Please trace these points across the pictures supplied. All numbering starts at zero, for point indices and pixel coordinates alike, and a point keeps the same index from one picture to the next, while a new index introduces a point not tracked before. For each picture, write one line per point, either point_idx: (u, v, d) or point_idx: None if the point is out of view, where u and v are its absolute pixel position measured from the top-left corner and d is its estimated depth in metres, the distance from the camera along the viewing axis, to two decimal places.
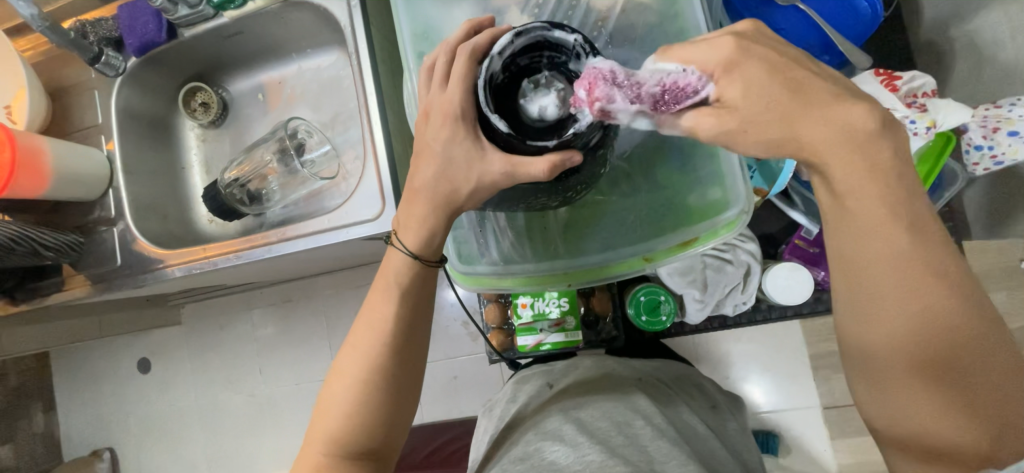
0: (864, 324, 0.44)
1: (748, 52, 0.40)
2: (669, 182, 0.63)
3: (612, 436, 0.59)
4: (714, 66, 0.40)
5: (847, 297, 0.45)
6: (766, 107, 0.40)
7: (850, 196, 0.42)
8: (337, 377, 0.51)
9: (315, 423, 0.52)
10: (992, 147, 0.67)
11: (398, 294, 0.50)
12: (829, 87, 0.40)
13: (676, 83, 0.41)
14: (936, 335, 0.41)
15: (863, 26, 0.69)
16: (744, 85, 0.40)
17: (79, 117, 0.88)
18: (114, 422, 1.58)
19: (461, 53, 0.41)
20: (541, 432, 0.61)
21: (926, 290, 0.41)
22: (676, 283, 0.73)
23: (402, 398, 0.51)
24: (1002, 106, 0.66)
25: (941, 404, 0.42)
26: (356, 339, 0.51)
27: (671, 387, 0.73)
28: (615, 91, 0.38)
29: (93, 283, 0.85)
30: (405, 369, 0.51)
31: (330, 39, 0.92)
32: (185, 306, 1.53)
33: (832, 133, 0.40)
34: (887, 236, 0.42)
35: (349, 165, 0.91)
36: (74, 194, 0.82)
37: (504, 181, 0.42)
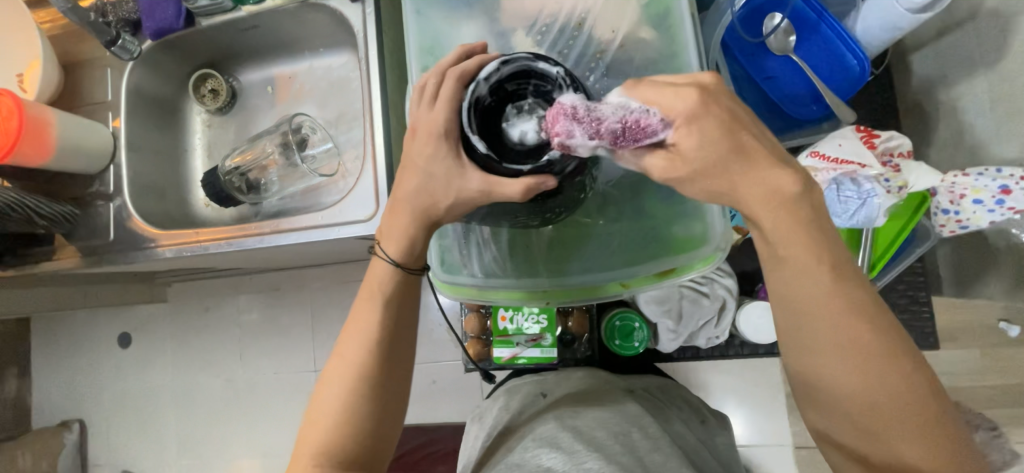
0: (813, 369, 0.47)
1: (708, 107, 0.43)
2: (653, 212, 0.65)
3: (609, 443, 0.60)
4: (676, 115, 0.43)
5: (794, 345, 0.47)
6: (719, 162, 0.43)
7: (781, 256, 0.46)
8: (326, 385, 0.52)
9: (304, 431, 0.53)
10: (958, 212, 0.69)
11: (384, 300, 0.52)
12: (766, 149, 0.44)
13: (639, 121, 0.42)
14: (879, 375, 0.44)
15: (850, 81, 0.71)
16: (699, 137, 0.43)
17: (89, 92, 0.90)
18: (87, 394, 1.57)
19: (450, 76, 0.44)
20: (537, 438, 0.61)
21: (863, 335, 0.44)
22: (651, 311, 0.75)
23: (391, 403, 0.52)
24: (969, 175, 0.68)
25: (900, 434, 0.44)
26: (343, 347, 0.52)
27: (664, 402, 0.76)
28: (576, 125, 0.40)
29: (83, 255, 0.86)
30: (392, 374, 0.52)
31: (342, 41, 0.95)
32: (173, 285, 1.54)
33: (762, 192, 0.44)
34: (820, 290, 0.45)
35: (348, 164, 0.94)
36: (75, 166, 0.83)
37: (487, 201, 0.44)
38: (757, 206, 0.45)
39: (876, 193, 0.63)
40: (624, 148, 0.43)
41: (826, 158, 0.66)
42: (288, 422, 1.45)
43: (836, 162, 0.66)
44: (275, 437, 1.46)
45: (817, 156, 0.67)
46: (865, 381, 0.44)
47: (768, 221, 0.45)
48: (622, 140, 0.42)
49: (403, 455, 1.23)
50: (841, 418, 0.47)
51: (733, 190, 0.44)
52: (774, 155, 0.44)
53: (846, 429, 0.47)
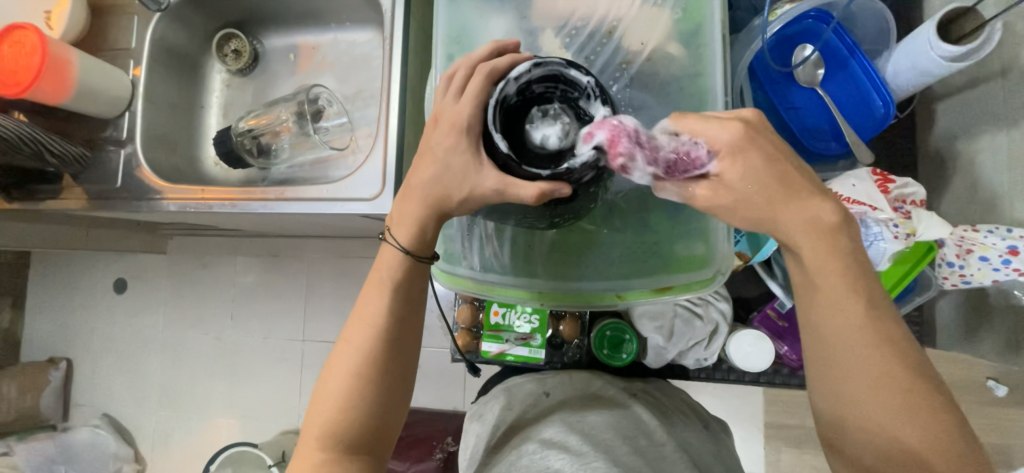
0: (837, 399, 0.47)
1: (752, 139, 0.44)
2: (658, 229, 0.65)
3: (617, 446, 0.62)
4: (721, 146, 0.44)
5: (821, 373, 0.47)
6: (758, 191, 0.44)
7: (813, 275, 0.46)
8: (330, 374, 0.52)
9: (308, 418, 0.53)
10: (962, 267, 0.69)
11: (392, 289, 0.52)
12: (809, 181, 0.45)
13: (690, 153, 0.44)
14: (899, 396, 0.44)
15: (873, 122, 0.71)
16: (739, 169, 0.44)
17: (113, 36, 0.90)
18: (77, 334, 1.59)
19: (480, 71, 0.43)
20: (544, 440, 0.63)
21: (885, 355, 0.45)
22: (644, 326, 0.75)
23: (396, 392, 0.53)
24: (979, 231, 0.68)
25: (912, 455, 0.44)
26: (348, 335, 0.53)
27: (671, 404, 0.76)
28: (635, 148, 0.40)
29: (89, 198, 0.87)
30: (397, 363, 0.52)
31: (370, 18, 0.94)
32: (174, 238, 1.55)
33: (800, 219, 0.45)
34: (847, 310, 0.45)
35: (361, 141, 0.94)
36: (91, 110, 0.84)
37: (493, 198, 0.43)
38: (801, 236, 0.45)
39: (883, 237, 0.63)
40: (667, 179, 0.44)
41: (838, 196, 0.66)
42: (271, 387, 1.46)
43: (847, 202, 0.65)
44: (255, 400, 1.47)
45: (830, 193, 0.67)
46: (892, 415, 0.44)
47: (804, 251, 0.46)
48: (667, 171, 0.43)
49: None
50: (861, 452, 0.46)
51: (772, 216, 0.45)
52: (814, 188, 0.45)
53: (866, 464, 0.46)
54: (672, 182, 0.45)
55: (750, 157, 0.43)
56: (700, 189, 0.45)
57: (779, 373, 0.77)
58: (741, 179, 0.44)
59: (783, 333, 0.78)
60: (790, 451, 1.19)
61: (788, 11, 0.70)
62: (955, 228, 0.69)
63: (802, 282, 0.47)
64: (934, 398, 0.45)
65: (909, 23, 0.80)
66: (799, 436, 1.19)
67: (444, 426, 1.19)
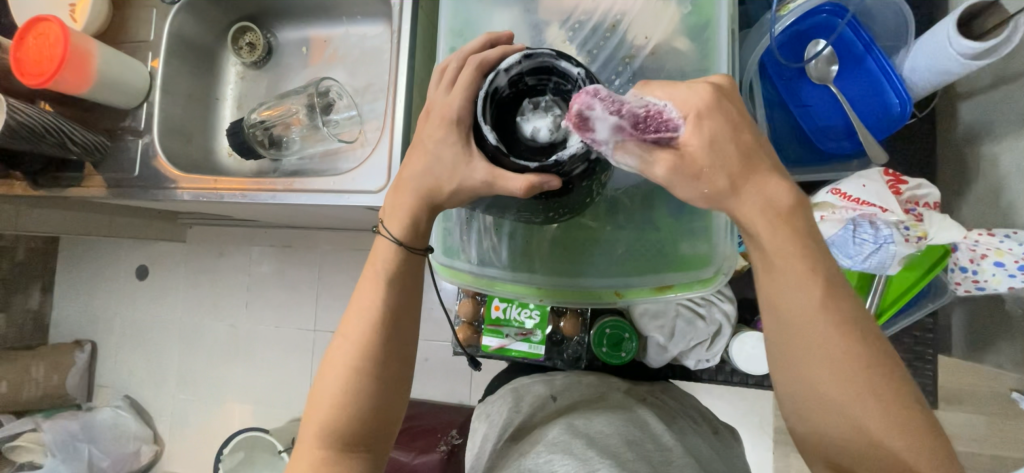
0: (801, 386, 0.45)
1: (716, 105, 0.41)
2: (659, 226, 0.64)
3: (623, 451, 0.60)
4: (689, 110, 0.41)
5: (782, 361, 0.45)
6: (721, 163, 0.41)
7: (772, 260, 0.44)
8: (328, 369, 0.53)
9: (309, 415, 0.54)
10: (976, 272, 0.66)
11: (387, 283, 0.52)
12: (767, 156, 0.43)
13: (659, 112, 0.40)
14: (862, 383, 0.43)
15: (889, 121, 0.68)
16: (705, 138, 0.41)
17: (132, 29, 0.93)
18: (101, 317, 1.65)
19: (471, 64, 0.43)
20: (549, 444, 0.61)
21: (850, 343, 0.43)
22: (644, 324, 0.74)
23: (392, 387, 0.53)
24: (993, 235, 0.63)
25: (875, 444, 0.43)
26: (346, 329, 0.53)
27: (677, 410, 0.76)
28: (597, 99, 0.37)
29: (109, 186, 0.90)
30: (393, 358, 0.53)
31: (379, 12, 0.95)
32: (192, 227, 1.60)
33: (759, 198, 0.43)
34: (807, 296, 0.43)
35: (369, 134, 0.95)
36: (111, 100, 0.86)
37: (485, 190, 0.43)
38: (761, 221, 0.43)
39: (893, 240, 0.61)
40: (637, 141, 0.39)
41: (847, 197, 0.64)
42: (282, 375, 1.50)
43: (856, 203, 0.63)
44: (267, 387, 1.51)
45: (838, 194, 0.64)
46: (857, 398, 0.43)
47: (764, 238, 0.44)
48: (635, 131, 0.39)
49: None
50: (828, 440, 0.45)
51: (734, 198, 0.43)
52: (772, 167, 0.43)
53: (834, 452, 0.45)
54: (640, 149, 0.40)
55: (712, 128, 0.41)
56: (665, 163, 0.41)
57: None
58: (708, 148, 0.41)
59: None
60: (798, 457, 1.17)
61: (801, 5, 0.67)
62: (968, 233, 0.64)
63: (760, 266, 0.45)
64: (898, 386, 0.43)
65: (930, 18, 0.77)
66: None
67: (447, 419, 1.21)
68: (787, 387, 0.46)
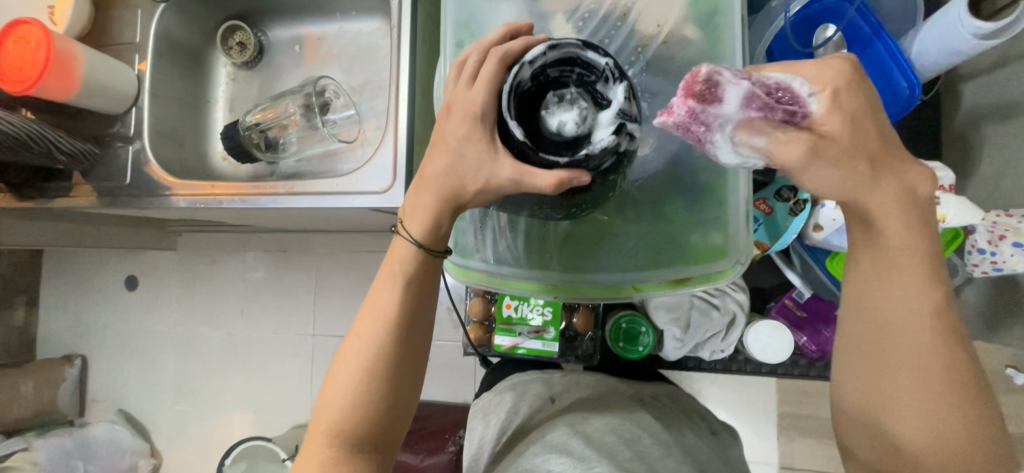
0: (878, 395, 0.46)
1: (851, 93, 0.42)
2: (673, 218, 0.63)
3: (619, 450, 0.65)
4: (822, 93, 0.42)
5: (863, 364, 0.46)
6: (858, 147, 0.42)
7: (891, 257, 0.44)
8: (340, 368, 0.52)
9: (317, 414, 0.52)
10: (995, 253, 0.66)
11: (404, 283, 0.50)
12: (903, 149, 0.44)
13: (787, 86, 0.42)
14: (949, 401, 0.43)
15: (897, 105, 0.68)
16: (841, 123, 0.41)
17: (117, 31, 0.89)
18: (91, 331, 1.61)
19: (492, 56, 0.41)
20: (548, 444, 0.67)
21: (946, 359, 0.44)
22: (659, 318, 0.74)
23: (404, 389, 0.52)
24: (1012, 216, 0.66)
25: (945, 460, 0.44)
26: (359, 328, 0.52)
27: (673, 409, 0.80)
28: (722, 71, 0.42)
29: (99, 195, 0.86)
30: (407, 361, 0.51)
31: (375, 7, 0.93)
32: (183, 235, 1.55)
33: (894, 189, 0.43)
34: (916, 304, 0.44)
35: (369, 133, 0.93)
36: (98, 106, 0.83)
37: (511, 188, 0.42)
38: (891, 217, 0.43)
39: None
40: (764, 119, 0.42)
41: None
42: (282, 382, 1.47)
43: None
44: (267, 395, 1.48)
45: None
46: (932, 417, 0.44)
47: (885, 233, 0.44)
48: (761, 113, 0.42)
49: None
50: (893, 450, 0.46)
51: (873, 182, 0.43)
52: (899, 159, 0.44)
53: (890, 459, 0.46)
54: (762, 125, 0.42)
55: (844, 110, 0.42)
56: (796, 138, 0.41)
57: (798, 365, 0.75)
58: (845, 129, 0.41)
59: (801, 323, 0.76)
60: (803, 441, 1.18)
61: None
62: (987, 214, 0.67)
63: (871, 265, 0.46)
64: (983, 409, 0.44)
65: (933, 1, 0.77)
66: (812, 426, 1.17)
67: (456, 419, 1.20)
68: (859, 393, 0.47)
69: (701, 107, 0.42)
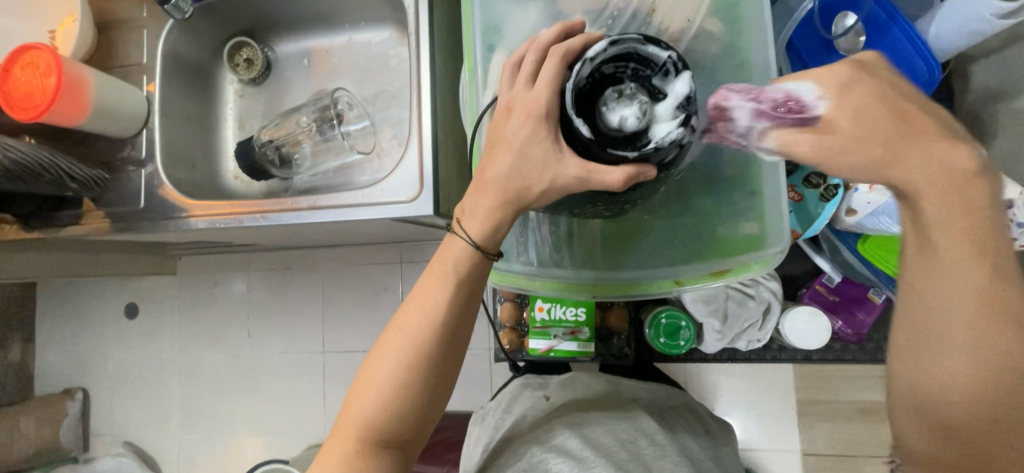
0: (923, 364, 0.46)
1: (861, 79, 0.44)
2: (707, 211, 0.62)
3: (616, 450, 0.65)
4: (829, 90, 0.44)
5: (910, 339, 0.47)
6: (877, 130, 0.43)
7: (936, 233, 0.43)
8: (376, 360, 0.50)
9: (349, 404, 0.51)
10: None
11: (456, 283, 0.49)
12: (934, 126, 0.43)
13: (795, 96, 0.45)
14: (998, 368, 0.43)
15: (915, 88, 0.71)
16: (851, 110, 0.43)
17: (123, 53, 0.87)
18: (91, 363, 1.56)
19: (552, 55, 0.42)
20: (545, 445, 0.66)
21: (1000, 328, 0.43)
22: (698, 310, 0.74)
23: (440, 388, 0.51)
24: None
25: (982, 421, 0.45)
26: (403, 323, 0.50)
27: (669, 413, 0.80)
28: (730, 96, 0.47)
29: (111, 221, 0.84)
30: (447, 360, 0.50)
31: (387, 17, 0.92)
32: (183, 258, 1.52)
33: (923, 166, 0.42)
34: (968, 275, 0.43)
35: (385, 144, 0.92)
36: (109, 129, 0.81)
37: (576, 187, 0.42)
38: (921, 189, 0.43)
39: None
40: (778, 124, 0.45)
41: None
42: (294, 402, 1.44)
43: None
44: (279, 416, 1.45)
45: None
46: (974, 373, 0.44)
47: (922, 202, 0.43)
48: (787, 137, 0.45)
49: None
50: (927, 401, 0.47)
51: (895, 164, 0.43)
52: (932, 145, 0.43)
53: (929, 420, 0.47)
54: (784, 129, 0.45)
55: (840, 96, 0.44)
56: (808, 138, 0.44)
57: (833, 349, 0.77)
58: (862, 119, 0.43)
59: (836, 307, 0.77)
60: (824, 427, 1.18)
61: None
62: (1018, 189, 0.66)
63: (918, 242, 0.45)
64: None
65: None
66: (834, 412, 1.18)
67: None
68: (902, 346, 0.48)
69: (719, 126, 0.48)
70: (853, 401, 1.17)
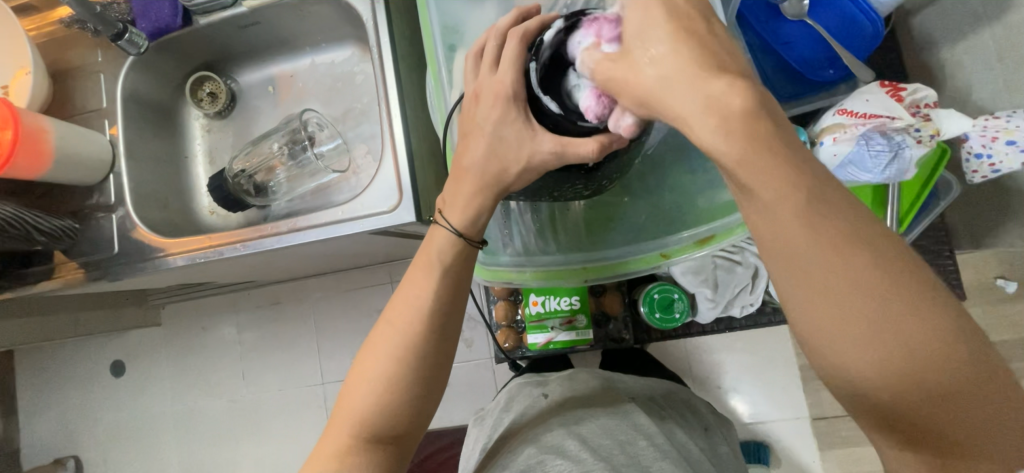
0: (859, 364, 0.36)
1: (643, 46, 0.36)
2: (681, 184, 0.63)
3: (614, 453, 0.65)
4: None
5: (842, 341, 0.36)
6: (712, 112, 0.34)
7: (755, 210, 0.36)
8: (368, 355, 0.50)
9: (343, 400, 0.50)
10: (991, 155, 0.68)
11: (442, 271, 0.49)
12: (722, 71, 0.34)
13: None
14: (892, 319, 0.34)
15: (865, 39, 0.74)
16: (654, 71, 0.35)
17: (81, 100, 0.86)
18: (80, 428, 1.50)
19: (512, 37, 0.43)
20: (542, 446, 0.66)
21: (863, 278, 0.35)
22: (689, 282, 0.75)
23: (433, 380, 0.50)
24: (1000, 117, 0.66)
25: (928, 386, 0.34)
26: (393, 315, 0.49)
27: (667, 408, 0.79)
28: None
29: (86, 271, 0.82)
30: (437, 351, 0.49)
31: (347, 35, 0.92)
32: (166, 307, 1.48)
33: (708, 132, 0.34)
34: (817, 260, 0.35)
35: (360, 160, 0.91)
36: (73, 177, 0.79)
37: (553, 162, 0.44)
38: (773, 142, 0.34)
39: (906, 145, 0.67)
40: None
41: (855, 114, 0.70)
42: (298, 439, 1.40)
43: (864, 118, 0.69)
44: (285, 456, 1.40)
45: (845, 113, 0.70)
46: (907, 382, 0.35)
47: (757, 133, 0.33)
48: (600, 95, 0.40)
49: (426, 460, 1.20)
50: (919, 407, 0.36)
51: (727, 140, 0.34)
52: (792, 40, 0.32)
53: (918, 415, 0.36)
54: None
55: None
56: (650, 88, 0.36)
57: None
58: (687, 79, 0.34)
59: None
60: (830, 389, 1.19)
61: None
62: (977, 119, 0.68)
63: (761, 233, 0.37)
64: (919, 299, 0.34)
65: None
66: None
67: None
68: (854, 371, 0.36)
69: None
70: None
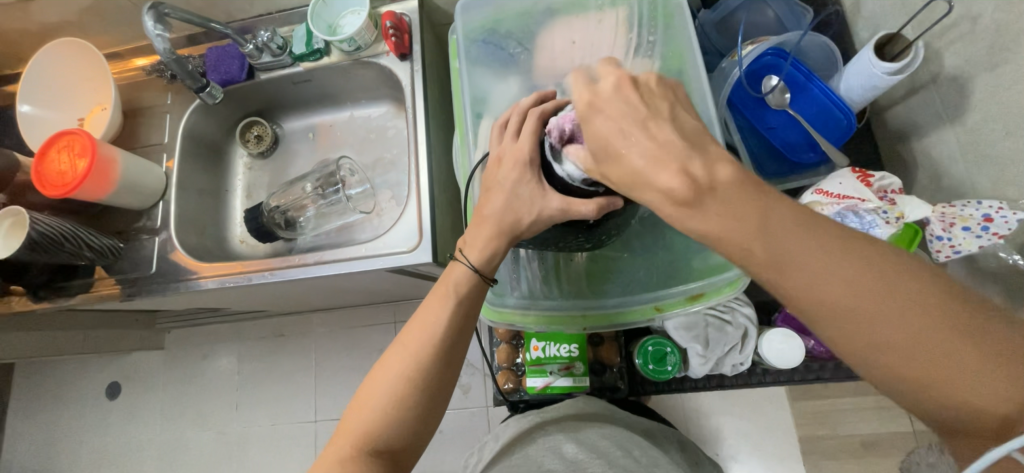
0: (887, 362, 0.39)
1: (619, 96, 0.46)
2: (675, 244, 0.70)
3: (613, 452, 0.75)
4: None
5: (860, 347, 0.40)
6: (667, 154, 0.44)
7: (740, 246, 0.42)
8: (379, 372, 0.54)
9: (350, 413, 0.54)
10: (950, 238, 0.70)
11: (456, 301, 0.55)
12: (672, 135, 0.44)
13: None
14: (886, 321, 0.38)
15: (840, 130, 0.83)
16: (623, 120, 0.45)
17: (146, 136, 0.97)
18: (65, 450, 1.49)
19: (532, 115, 0.53)
20: (549, 445, 0.76)
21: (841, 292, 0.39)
22: (681, 337, 0.80)
23: (435, 401, 0.54)
24: (956, 205, 0.71)
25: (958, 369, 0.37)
26: (407, 337, 0.55)
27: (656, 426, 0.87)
28: None
29: (122, 287, 0.88)
30: (442, 374, 0.54)
31: (384, 95, 1.05)
32: (172, 332, 1.52)
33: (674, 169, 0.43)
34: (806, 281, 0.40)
35: (384, 203, 1.00)
36: (128, 201, 0.88)
37: (559, 217, 0.51)
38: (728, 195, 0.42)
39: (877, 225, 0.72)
40: None
41: (830, 194, 0.75)
42: None
43: (838, 197, 0.74)
44: None
45: (821, 192, 0.76)
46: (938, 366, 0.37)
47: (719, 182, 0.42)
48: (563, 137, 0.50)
49: None
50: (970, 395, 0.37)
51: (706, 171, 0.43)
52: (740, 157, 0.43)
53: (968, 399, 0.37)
54: None
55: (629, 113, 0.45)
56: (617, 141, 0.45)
57: (812, 369, 0.82)
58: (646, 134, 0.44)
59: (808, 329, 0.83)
60: (828, 465, 1.18)
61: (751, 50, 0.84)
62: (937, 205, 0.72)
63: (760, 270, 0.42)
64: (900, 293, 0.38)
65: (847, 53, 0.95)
66: (833, 447, 1.18)
67: None
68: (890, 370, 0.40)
69: None
70: (851, 434, 1.18)
